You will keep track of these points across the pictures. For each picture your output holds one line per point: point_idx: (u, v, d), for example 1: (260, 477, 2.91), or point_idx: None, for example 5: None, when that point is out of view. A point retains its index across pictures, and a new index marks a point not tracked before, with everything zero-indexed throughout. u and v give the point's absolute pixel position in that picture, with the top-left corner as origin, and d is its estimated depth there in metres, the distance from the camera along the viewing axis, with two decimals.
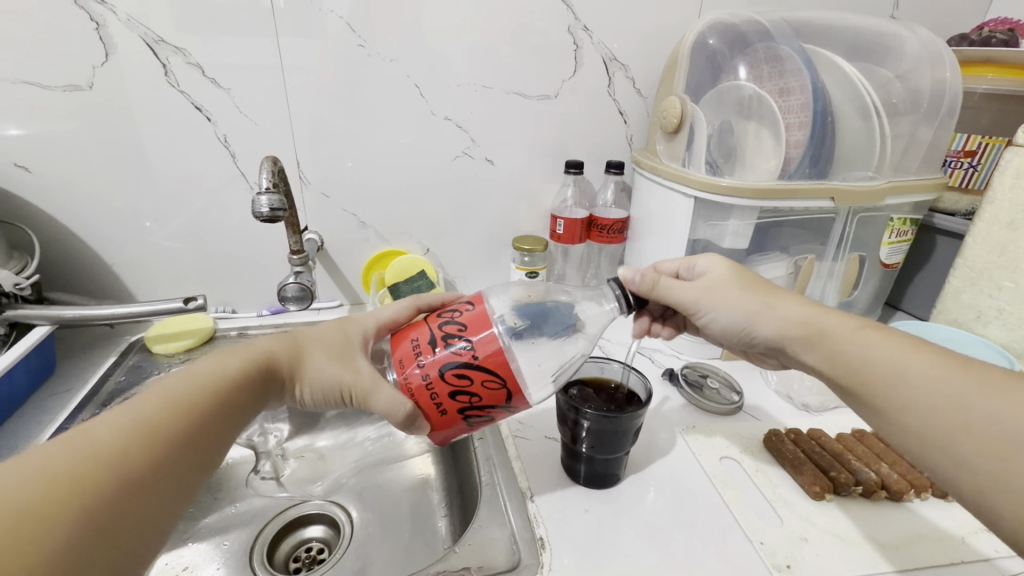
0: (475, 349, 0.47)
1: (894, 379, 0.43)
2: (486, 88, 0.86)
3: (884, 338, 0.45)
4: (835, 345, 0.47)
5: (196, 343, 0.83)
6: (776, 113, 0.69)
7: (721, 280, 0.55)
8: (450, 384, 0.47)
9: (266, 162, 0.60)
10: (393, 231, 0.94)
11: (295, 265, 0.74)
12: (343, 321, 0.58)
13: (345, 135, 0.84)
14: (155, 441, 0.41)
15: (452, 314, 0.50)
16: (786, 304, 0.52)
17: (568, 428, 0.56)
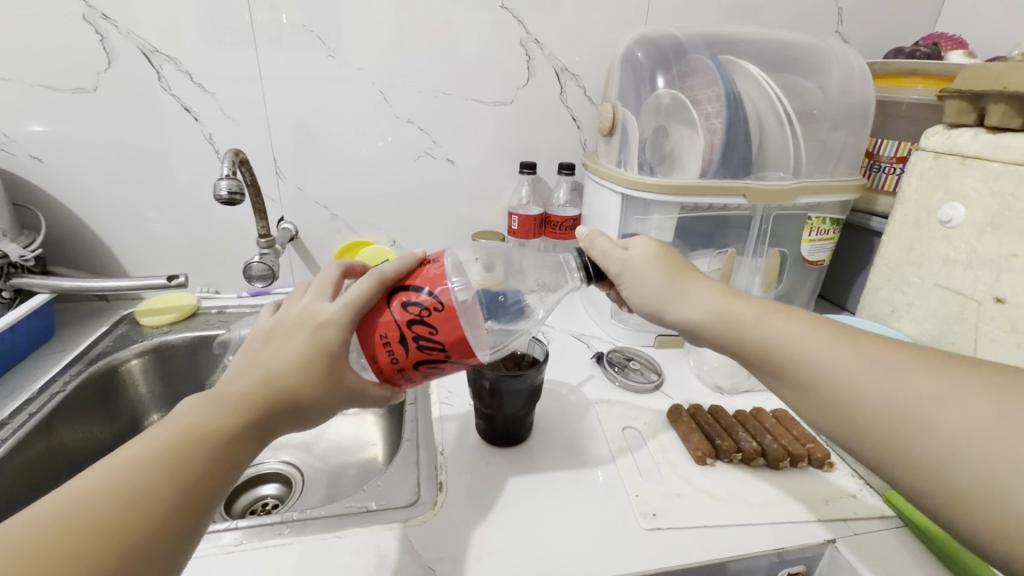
0: (448, 349, 0.48)
1: (800, 362, 0.44)
2: (445, 94, 0.95)
3: (784, 318, 0.47)
4: (747, 332, 0.47)
5: (179, 318, 0.93)
6: (693, 117, 0.77)
7: (640, 259, 0.54)
8: (422, 371, 0.50)
9: (228, 154, 0.71)
10: (362, 223, 1.03)
11: (263, 247, 0.83)
12: (309, 325, 0.46)
13: (318, 135, 0.94)
14: (156, 511, 0.35)
15: (420, 310, 0.48)
16: (697, 285, 0.52)
17: (478, 393, 0.62)
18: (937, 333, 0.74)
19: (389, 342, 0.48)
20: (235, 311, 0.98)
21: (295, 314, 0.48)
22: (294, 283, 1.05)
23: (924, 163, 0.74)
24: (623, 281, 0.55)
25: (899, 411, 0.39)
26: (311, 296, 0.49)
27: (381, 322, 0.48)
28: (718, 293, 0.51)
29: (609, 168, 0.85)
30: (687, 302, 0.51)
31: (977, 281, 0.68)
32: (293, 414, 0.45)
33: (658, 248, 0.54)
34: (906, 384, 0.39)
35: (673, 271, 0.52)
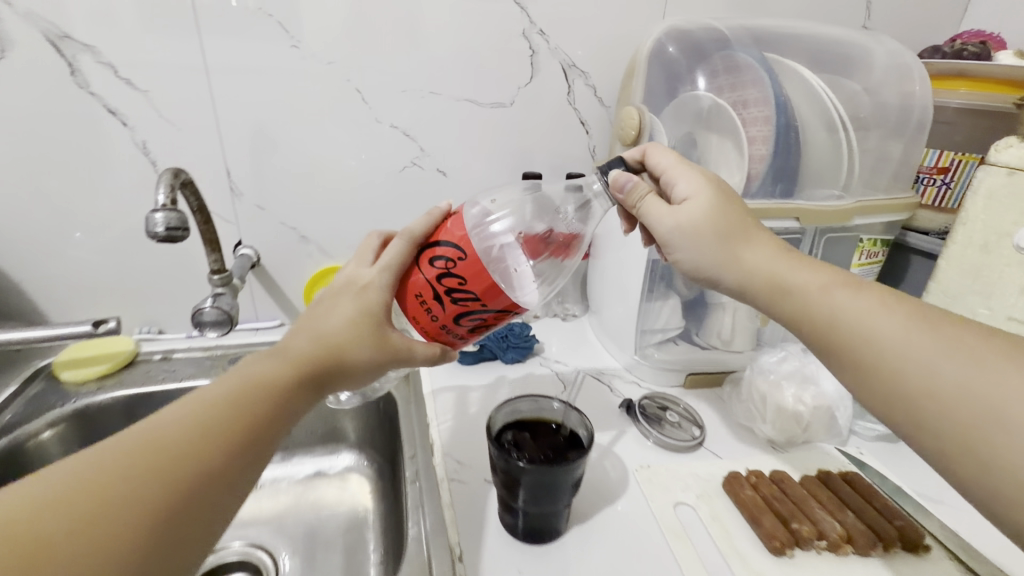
0: (482, 298, 0.47)
1: (862, 338, 0.43)
2: (435, 94, 0.80)
3: (852, 294, 0.46)
4: (807, 304, 0.47)
5: (113, 369, 0.75)
6: (736, 124, 0.64)
7: (697, 219, 0.52)
8: (466, 324, 0.49)
9: (164, 176, 0.54)
10: (338, 246, 0.87)
11: (216, 286, 0.67)
12: (354, 291, 0.48)
13: (282, 143, 0.78)
14: (201, 446, 0.39)
15: (445, 263, 0.47)
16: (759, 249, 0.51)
17: (505, 482, 0.49)
18: None
19: (428, 303, 0.49)
20: (184, 355, 0.80)
21: (346, 278, 0.50)
22: (257, 317, 0.88)
23: (994, 180, 0.65)
24: (674, 242, 0.53)
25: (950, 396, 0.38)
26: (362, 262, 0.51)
27: (415, 283, 0.49)
28: (779, 257, 0.50)
29: None
30: (741, 267, 0.50)
31: None
32: (343, 377, 0.46)
33: (719, 209, 0.52)
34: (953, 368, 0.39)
35: (728, 234, 0.51)
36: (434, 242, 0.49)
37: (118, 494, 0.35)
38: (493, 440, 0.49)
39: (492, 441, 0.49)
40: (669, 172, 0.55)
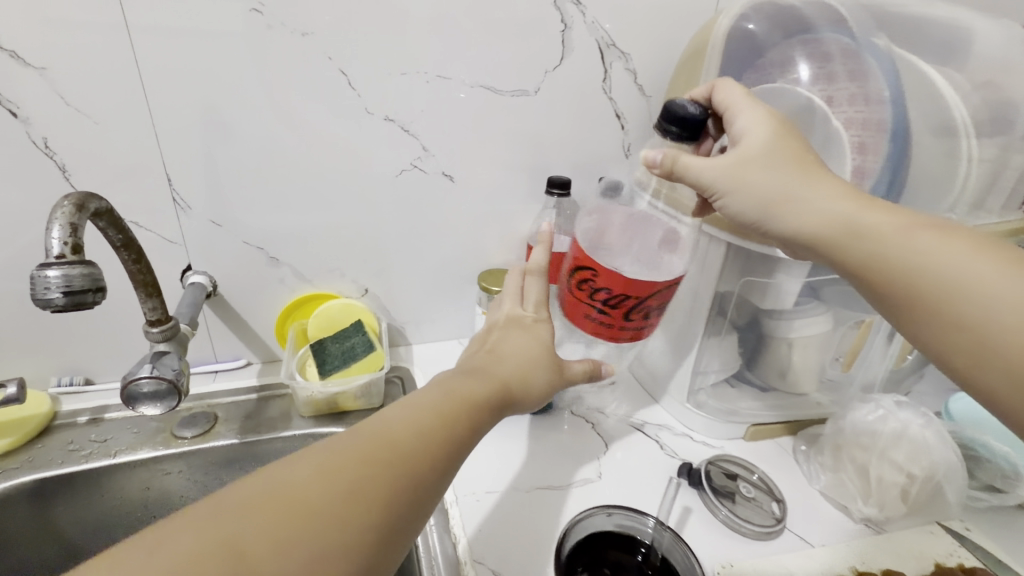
0: (640, 295, 0.53)
1: (945, 281, 0.36)
2: (441, 78, 0.63)
3: (936, 234, 0.37)
4: (881, 251, 0.39)
5: (17, 443, 0.57)
6: (838, 135, 0.51)
7: (755, 151, 0.43)
8: (638, 314, 0.55)
9: (61, 205, 0.36)
10: (319, 268, 0.70)
11: (157, 341, 0.49)
12: (520, 327, 0.49)
13: (240, 140, 0.59)
14: (414, 454, 0.34)
15: (591, 285, 0.54)
16: (825, 184, 0.42)
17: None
18: None
19: (588, 310, 0.56)
20: (118, 416, 0.62)
21: (507, 318, 0.51)
22: (217, 358, 0.71)
23: None
24: (724, 187, 0.44)
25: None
26: (512, 294, 0.53)
27: (567, 299, 0.58)
28: (849, 196, 0.41)
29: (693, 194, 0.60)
30: (798, 211, 0.42)
31: None
32: (522, 404, 0.45)
33: (782, 142, 0.43)
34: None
35: (783, 171, 0.42)
36: (574, 271, 0.56)
37: (339, 509, 0.30)
38: None
39: None
40: (728, 101, 0.47)
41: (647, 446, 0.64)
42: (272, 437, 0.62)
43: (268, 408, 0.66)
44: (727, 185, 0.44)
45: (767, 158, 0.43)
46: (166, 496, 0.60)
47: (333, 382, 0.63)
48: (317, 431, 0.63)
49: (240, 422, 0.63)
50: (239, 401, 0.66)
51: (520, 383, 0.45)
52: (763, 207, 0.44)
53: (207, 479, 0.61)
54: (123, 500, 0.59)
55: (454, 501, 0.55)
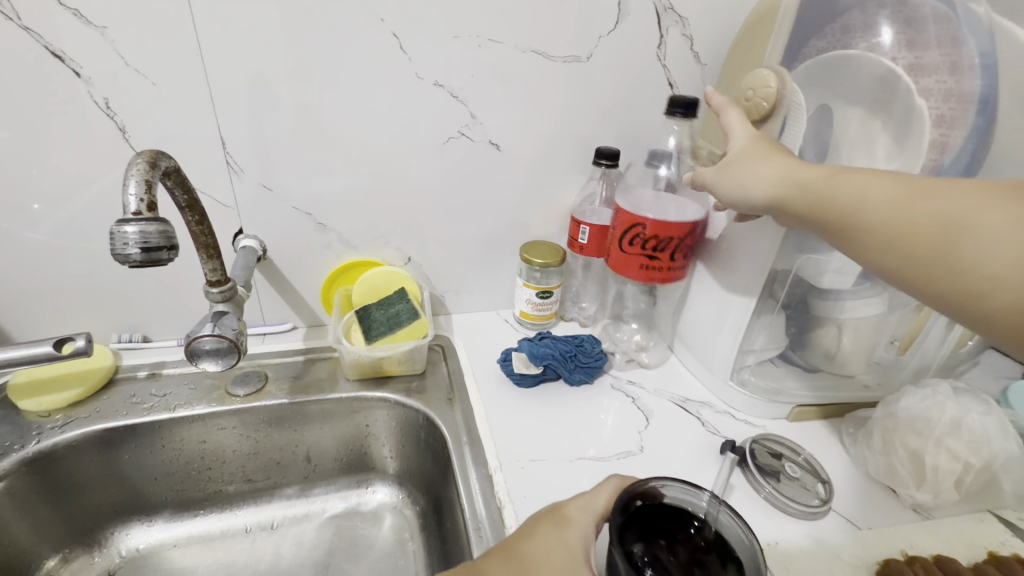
0: (682, 233, 0.62)
1: (860, 211, 0.42)
2: (492, 42, 0.61)
3: (851, 174, 0.43)
4: (815, 197, 0.45)
5: (83, 394, 0.60)
6: (921, 111, 0.49)
7: (733, 149, 0.53)
8: (679, 251, 0.64)
9: (136, 164, 0.37)
10: (364, 235, 0.70)
11: (217, 303, 0.50)
12: (560, 526, 0.42)
13: (292, 103, 0.59)
14: None
15: (640, 235, 0.63)
16: (768, 160, 0.50)
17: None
18: None
19: (639, 259, 0.64)
20: (175, 371, 0.65)
21: (565, 510, 0.43)
22: (264, 321, 0.72)
23: None
24: (718, 178, 0.54)
25: (951, 233, 0.37)
26: (592, 497, 0.43)
27: (617, 257, 0.66)
28: (789, 163, 0.48)
29: None
30: (758, 181, 0.50)
31: None
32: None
33: (757, 139, 0.52)
34: (945, 200, 0.38)
35: (752, 154, 0.51)
36: (623, 229, 0.64)
37: None
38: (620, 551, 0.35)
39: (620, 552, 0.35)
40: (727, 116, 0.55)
41: (688, 422, 0.64)
42: (320, 398, 0.64)
43: (315, 369, 0.68)
44: (716, 183, 0.54)
45: (743, 148, 0.52)
46: (221, 448, 0.63)
47: (379, 347, 0.64)
48: (362, 394, 0.65)
49: (290, 383, 0.65)
50: (287, 362, 0.68)
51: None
52: (734, 191, 0.52)
53: (258, 434, 0.64)
54: (181, 450, 0.61)
55: (497, 467, 0.56)
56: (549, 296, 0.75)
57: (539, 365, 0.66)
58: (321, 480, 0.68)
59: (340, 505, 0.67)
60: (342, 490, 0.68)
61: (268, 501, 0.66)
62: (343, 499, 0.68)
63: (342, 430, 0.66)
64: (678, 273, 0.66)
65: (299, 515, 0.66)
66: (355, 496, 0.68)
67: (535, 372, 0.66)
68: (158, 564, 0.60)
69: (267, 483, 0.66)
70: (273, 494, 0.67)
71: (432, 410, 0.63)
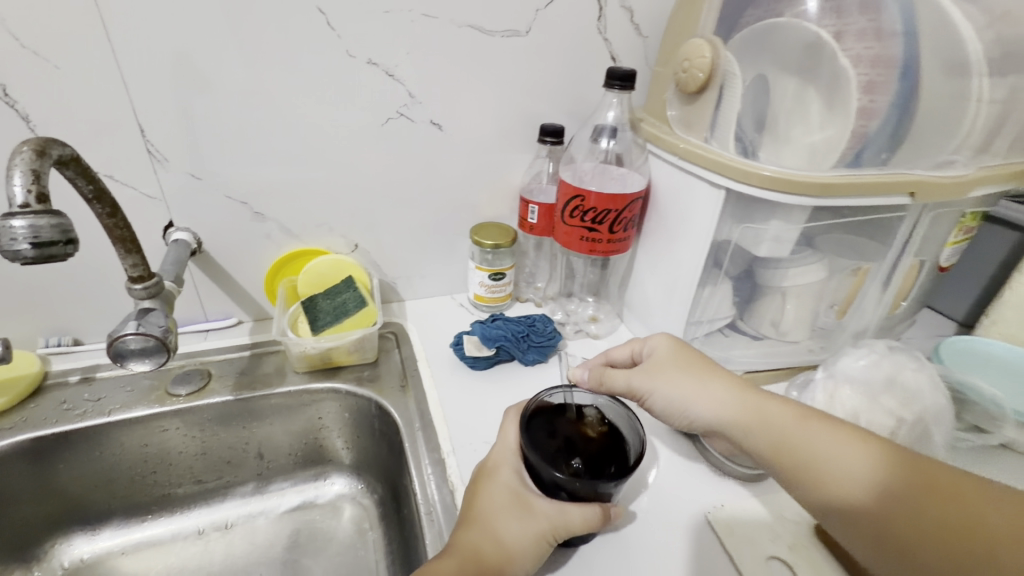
0: (619, 206, 0.60)
1: (831, 466, 0.39)
2: (426, 17, 0.59)
3: (820, 424, 0.42)
4: (783, 435, 0.42)
5: (20, 395, 0.57)
6: (846, 73, 0.49)
7: (662, 357, 0.51)
8: (619, 224, 0.61)
9: (20, 153, 0.34)
10: (306, 223, 0.68)
11: (142, 300, 0.48)
12: (491, 475, 0.47)
13: (216, 88, 0.56)
14: None
15: (580, 208, 0.61)
16: (721, 389, 0.47)
17: (576, 495, 0.45)
18: None
19: (579, 233, 0.63)
20: (111, 374, 0.62)
21: (492, 460, 0.49)
22: (206, 316, 0.69)
23: None
24: (642, 390, 0.50)
25: (815, 463, 0.40)
26: (504, 443, 0.49)
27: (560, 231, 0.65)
28: (746, 391, 0.46)
29: (691, 143, 0.58)
30: (710, 400, 0.47)
31: None
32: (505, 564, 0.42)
33: (685, 355, 0.51)
34: (809, 430, 0.42)
35: (693, 370, 0.49)
36: (564, 203, 0.62)
37: None
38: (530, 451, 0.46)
39: (530, 453, 0.46)
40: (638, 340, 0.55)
41: None
42: (267, 393, 0.62)
43: (262, 363, 0.66)
44: (651, 400, 0.50)
45: (680, 360, 0.50)
46: (166, 451, 0.61)
47: (325, 338, 0.62)
48: (312, 386, 0.63)
49: (234, 378, 0.63)
50: (231, 359, 0.66)
51: (492, 548, 0.42)
52: (671, 408, 0.49)
53: (204, 434, 0.62)
54: (122, 456, 0.59)
55: (451, 451, 0.56)
56: (502, 278, 0.75)
57: (491, 347, 0.65)
58: (276, 476, 0.66)
59: (298, 500, 0.66)
60: (300, 484, 0.67)
61: (221, 501, 0.65)
62: (302, 492, 0.66)
63: (294, 425, 0.65)
64: (621, 248, 0.64)
65: (255, 515, 0.64)
66: (313, 488, 0.67)
67: (488, 355, 0.65)
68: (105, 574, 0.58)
69: (218, 483, 0.64)
70: (227, 494, 0.65)
71: (385, 398, 0.62)
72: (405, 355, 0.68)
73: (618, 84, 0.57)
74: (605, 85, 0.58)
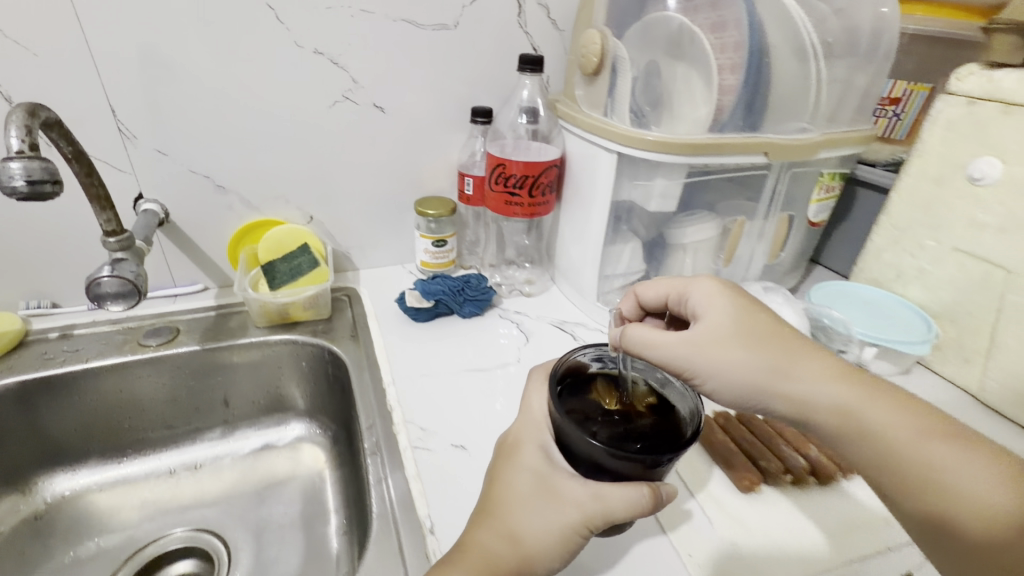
0: (536, 173, 0.70)
1: (941, 482, 0.35)
2: (365, 12, 0.68)
3: (939, 434, 0.37)
4: (890, 441, 0.37)
5: (18, 339, 0.65)
6: (707, 52, 0.59)
7: (728, 334, 0.42)
8: (537, 189, 0.71)
9: (16, 112, 0.42)
10: (264, 196, 0.76)
11: (114, 251, 0.55)
12: (514, 456, 0.46)
13: (180, 74, 0.64)
14: None
15: (504, 176, 0.70)
16: (823, 378, 0.40)
17: (615, 474, 0.41)
18: (955, 303, 0.67)
19: (504, 199, 0.72)
20: (87, 331, 0.69)
21: (514, 436, 0.48)
22: (175, 282, 0.77)
23: (955, 111, 0.63)
24: (699, 370, 0.42)
25: (944, 487, 0.35)
26: (531, 416, 0.48)
27: (490, 200, 0.74)
28: (847, 382, 0.40)
29: (593, 117, 0.68)
30: (793, 391, 0.40)
31: (1011, 247, 0.60)
32: (531, 554, 0.41)
33: (759, 331, 0.42)
34: (938, 449, 0.36)
35: (776, 353, 0.41)
36: (491, 173, 0.72)
37: None
38: (566, 417, 0.42)
39: (566, 418, 0.41)
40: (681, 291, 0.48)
41: (563, 338, 0.75)
42: (231, 344, 0.70)
43: (227, 320, 0.74)
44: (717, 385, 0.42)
45: (755, 342, 0.41)
46: (139, 397, 0.68)
47: (283, 293, 0.71)
48: (271, 337, 0.72)
49: (201, 332, 0.71)
50: (198, 317, 0.74)
51: (515, 540, 0.42)
52: (745, 395, 0.41)
53: (174, 382, 0.69)
54: (100, 401, 0.66)
55: (392, 382, 0.64)
56: (444, 245, 0.83)
57: (431, 300, 0.74)
58: (240, 422, 0.74)
59: (260, 443, 0.74)
60: (262, 430, 0.75)
61: (191, 444, 0.72)
62: (264, 437, 0.74)
63: (258, 374, 0.73)
64: (542, 211, 0.74)
65: (222, 456, 0.72)
66: (275, 433, 0.75)
67: (428, 307, 0.74)
68: (85, 506, 0.65)
69: (188, 428, 0.72)
70: (195, 438, 0.72)
71: (336, 345, 0.71)
72: (357, 312, 0.77)
73: (528, 67, 0.67)
74: (519, 69, 0.69)
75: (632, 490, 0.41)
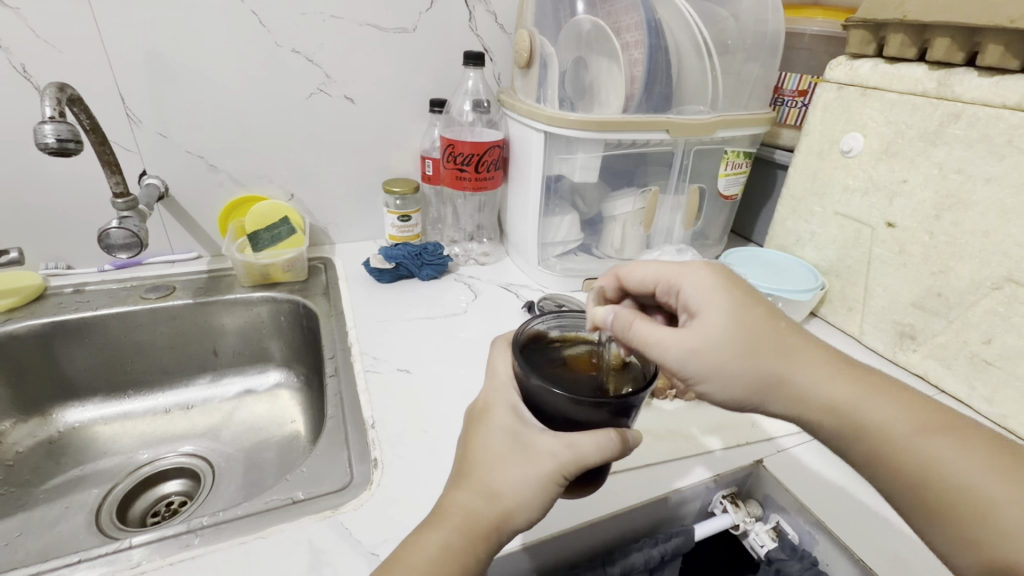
0: (482, 151, 0.82)
1: (932, 471, 0.37)
2: (335, 18, 0.81)
3: (931, 426, 0.38)
4: (882, 434, 0.38)
5: (40, 291, 0.78)
6: (614, 46, 0.72)
7: (726, 341, 0.40)
8: (485, 166, 0.84)
9: (48, 89, 0.55)
10: (250, 175, 0.88)
11: (121, 210, 0.67)
12: (484, 417, 0.44)
13: (178, 68, 0.77)
14: None
15: (456, 155, 0.82)
16: (827, 375, 0.40)
17: (583, 424, 0.41)
18: (838, 259, 0.77)
19: (457, 175, 0.84)
20: (97, 288, 0.81)
21: (482, 401, 0.45)
22: (173, 251, 0.89)
23: (829, 96, 0.74)
24: (694, 372, 0.40)
25: (934, 475, 0.37)
26: (497, 377, 0.46)
27: (445, 177, 0.86)
28: (842, 379, 0.40)
29: (529, 104, 0.79)
30: (791, 390, 0.40)
31: (872, 207, 0.71)
32: (505, 508, 0.40)
33: (761, 329, 0.40)
34: (930, 442, 0.37)
35: (775, 352, 0.40)
36: (445, 153, 0.83)
37: None
38: (533, 374, 0.40)
39: (532, 375, 0.40)
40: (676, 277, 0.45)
41: (507, 296, 0.86)
42: (218, 298, 0.81)
43: (216, 280, 0.86)
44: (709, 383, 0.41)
45: (755, 342, 0.40)
46: (139, 343, 0.80)
47: (266, 255, 0.82)
48: (253, 294, 0.83)
49: (194, 289, 0.83)
50: (191, 278, 0.85)
51: (490, 496, 0.40)
52: (739, 393, 0.41)
53: (169, 331, 0.80)
54: (106, 344, 0.78)
55: (354, 325, 0.76)
56: (409, 220, 0.94)
57: (392, 263, 0.86)
58: (226, 370, 0.85)
59: (242, 389, 0.84)
60: (244, 376, 0.85)
61: (182, 387, 0.83)
62: (246, 382, 0.85)
63: (242, 326, 0.84)
64: (490, 186, 0.86)
65: (209, 397, 0.83)
66: (256, 380, 0.86)
67: (390, 268, 0.86)
68: (91, 435, 0.76)
69: (181, 373, 0.83)
70: (186, 382, 0.83)
71: (309, 299, 0.82)
72: (331, 275, 0.89)
73: (472, 63, 0.81)
74: (465, 64, 0.82)
75: (600, 436, 0.40)
